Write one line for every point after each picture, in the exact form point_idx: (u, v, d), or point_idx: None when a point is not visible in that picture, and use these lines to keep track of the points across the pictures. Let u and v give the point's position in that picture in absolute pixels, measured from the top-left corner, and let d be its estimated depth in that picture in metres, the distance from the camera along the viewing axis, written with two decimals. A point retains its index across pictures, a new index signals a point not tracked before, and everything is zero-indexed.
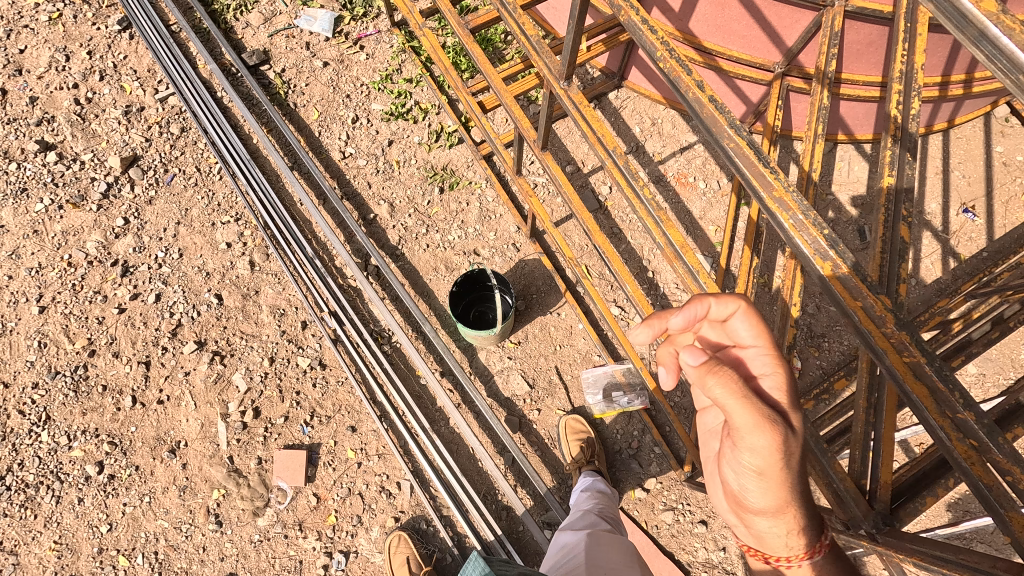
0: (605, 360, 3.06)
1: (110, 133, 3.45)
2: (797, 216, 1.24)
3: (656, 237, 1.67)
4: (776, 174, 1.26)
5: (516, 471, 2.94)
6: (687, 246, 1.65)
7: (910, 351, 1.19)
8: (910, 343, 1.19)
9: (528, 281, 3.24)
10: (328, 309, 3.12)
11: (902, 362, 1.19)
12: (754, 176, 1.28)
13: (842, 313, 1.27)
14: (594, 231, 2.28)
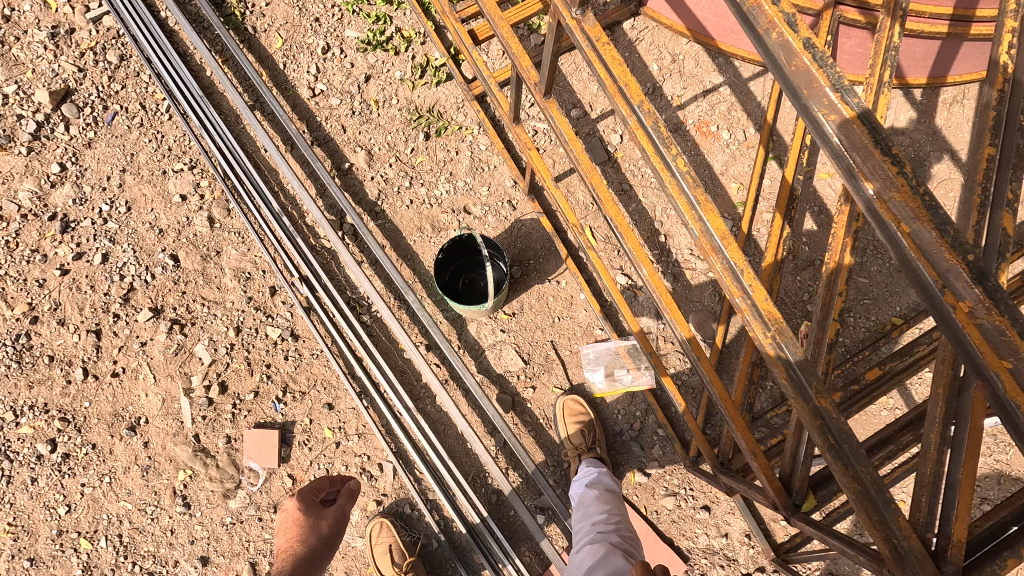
0: (608, 335, 2.76)
1: (35, 61, 2.93)
2: (928, 232, 0.95)
3: (690, 223, 1.29)
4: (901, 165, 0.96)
5: (508, 453, 2.72)
6: (731, 238, 1.26)
7: None
8: None
9: (524, 244, 2.88)
10: (298, 274, 2.77)
11: None
12: (868, 169, 1.00)
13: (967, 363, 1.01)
14: (605, 199, 1.82)
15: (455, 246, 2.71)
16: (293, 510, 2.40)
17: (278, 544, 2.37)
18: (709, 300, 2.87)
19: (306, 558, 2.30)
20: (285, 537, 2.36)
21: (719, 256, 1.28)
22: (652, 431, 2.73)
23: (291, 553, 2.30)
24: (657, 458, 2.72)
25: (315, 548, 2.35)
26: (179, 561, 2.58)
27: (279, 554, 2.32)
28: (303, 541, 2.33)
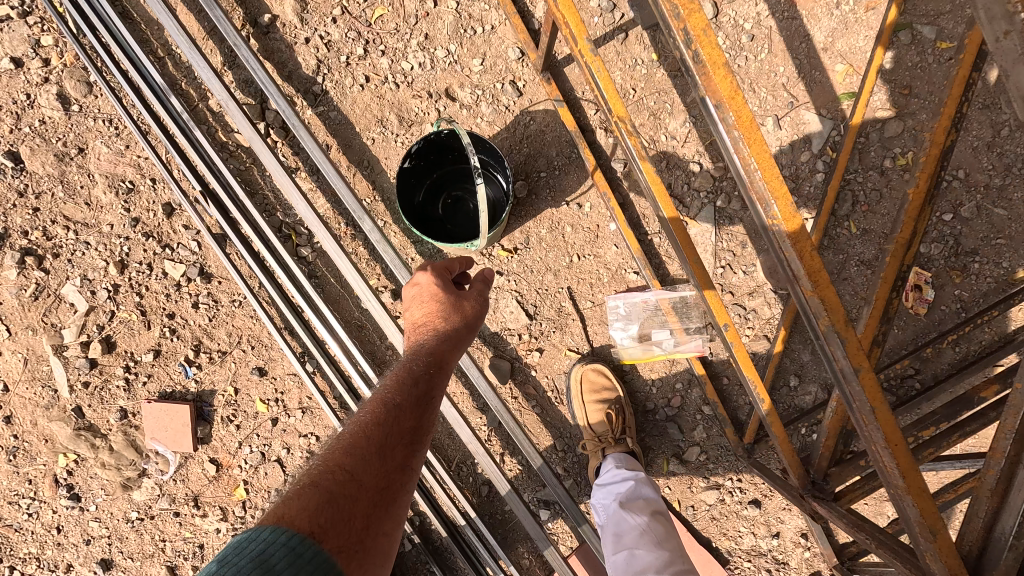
0: (647, 282, 1.98)
1: None
2: None
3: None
4: None
5: (503, 435, 2.04)
6: None
7: None
8: None
9: (534, 150, 2.00)
10: (200, 187, 1.90)
11: None
12: None
13: None
14: (715, 64, 0.91)
15: (430, 148, 1.82)
16: (432, 282, 1.47)
17: (409, 319, 1.50)
18: None
19: (442, 350, 1.39)
20: (427, 309, 1.46)
21: None
22: (696, 409, 2.05)
23: (430, 338, 1.41)
24: (699, 442, 2.07)
25: (456, 337, 1.43)
26: (74, 566, 1.98)
27: (417, 328, 1.48)
28: (442, 315, 1.44)
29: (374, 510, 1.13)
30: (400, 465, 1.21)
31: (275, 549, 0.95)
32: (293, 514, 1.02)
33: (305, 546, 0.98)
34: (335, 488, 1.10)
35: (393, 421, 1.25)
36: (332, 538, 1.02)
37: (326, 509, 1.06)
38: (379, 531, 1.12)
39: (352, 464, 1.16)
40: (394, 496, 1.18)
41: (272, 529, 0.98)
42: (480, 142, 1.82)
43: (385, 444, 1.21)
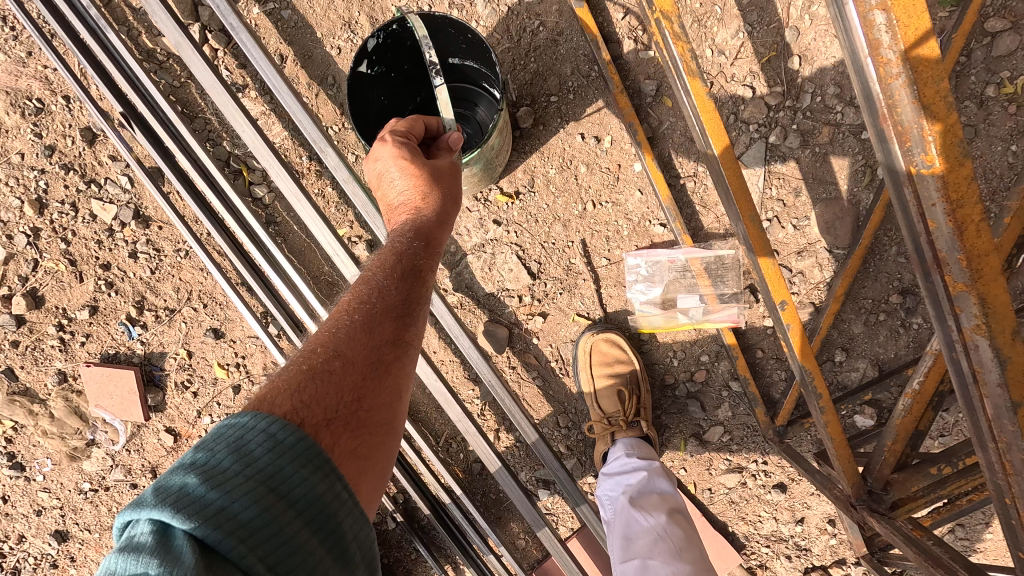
0: (675, 238, 1.62)
1: None
2: None
3: None
4: None
5: (498, 409, 1.78)
6: None
7: None
8: None
9: (543, 66, 1.58)
10: (122, 107, 1.51)
11: None
12: None
13: None
14: None
15: (396, 48, 1.39)
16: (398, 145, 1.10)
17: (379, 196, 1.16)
18: None
19: (430, 216, 1.09)
20: (406, 172, 1.09)
21: None
22: (722, 385, 1.77)
23: (412, 209, 1.09)
24: (722, 422, 1.81)
25: (446, 197, 1.11)
26: (27, 536, 1.81)
27: (391, 204, 1.14)
28: (423, 171, 1.09)
29: (367, 385, 0.89)
30: (393, 337, 0.96)
31: (254, 434, 0.72)
32: (267, 401, 0.80)
33: (286, 431, 0.74)
34: (314, 368, 0.86)
35: (376, 292, 0.98)
36: (321, 418, 0.80)
37: (309, 389, 0.83)
38: (379, 410, 0.89)
39: (332, 341, 0.91)
40: (391, 370, 0.93)
41: (247, 416, 0.75)
42: (459, 30, 1.33)
43: (369, 318, 0.95)
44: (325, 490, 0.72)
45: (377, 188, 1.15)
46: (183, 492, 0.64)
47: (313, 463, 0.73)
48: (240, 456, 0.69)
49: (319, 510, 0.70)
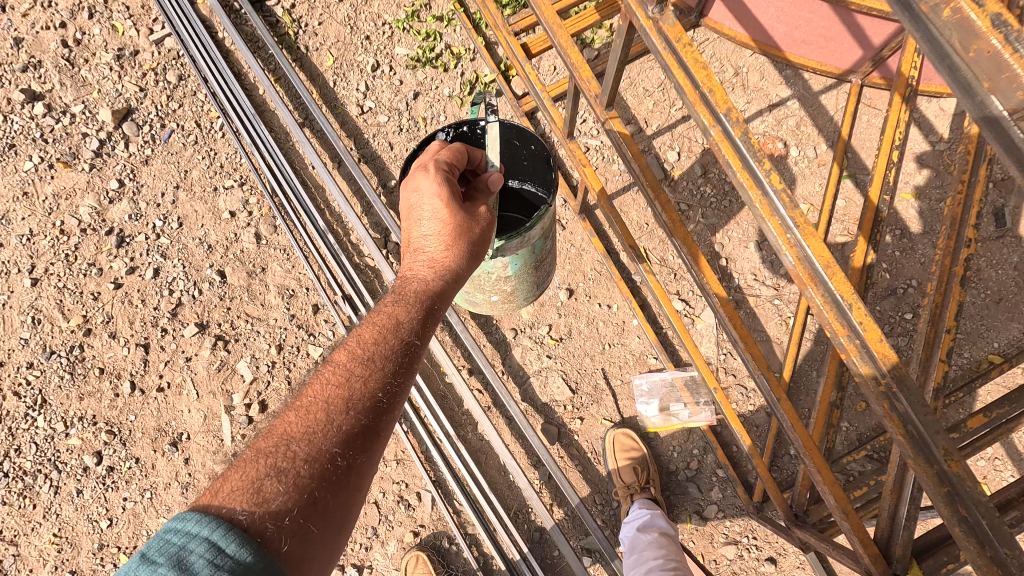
0: (663, 365, 2.57)
1: (101, 81, 3.01)
2: None
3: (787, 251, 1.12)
4: None
5: (552, 488, 2.54)
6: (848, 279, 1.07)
7: None
8: None
9: (575, 265, 2.74)
10: (341, 292, 2.70)
11: None
12: None
13: None
14: None
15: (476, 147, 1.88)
16: (440, 196, 1.33)
17: (411, 232, 1.41)
18: (775, 330, 2.63)
19: (439, 282, 1.34)
20: (435, 225, 1.35)
21: (819, 286, 1.09)
22: (711, 471, 2.50)
23: (428, 263, 1.36)
24: (716, 501, 2.48)
25: (459, 262, 1.35)
26: None
27: (417, 248, 1.39)
28: (445, 240, 1.34)
29: (332, 480, 1.06)
30: (368, 421, 1.15)
31: (195, 544, 0.86)
32: (228, 499, 0.97)
33: (229, 540, 0.89)
34: (282, 464, 1.04)
35: (360, 378, 1.19)
36: (272, 523, 0.96)
37: (268, 489, 1.00)
38: (337, 503, 1.06)
39: (307, 428, 1.10)
40: (359, 462, 1.11)
41: (193, 520, 0.90)
42: (525, 139, 1.80)
43: (349, 412, 1.14)
44: None
45: (411, 228, 1.41)
46: None
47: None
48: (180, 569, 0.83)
49: None
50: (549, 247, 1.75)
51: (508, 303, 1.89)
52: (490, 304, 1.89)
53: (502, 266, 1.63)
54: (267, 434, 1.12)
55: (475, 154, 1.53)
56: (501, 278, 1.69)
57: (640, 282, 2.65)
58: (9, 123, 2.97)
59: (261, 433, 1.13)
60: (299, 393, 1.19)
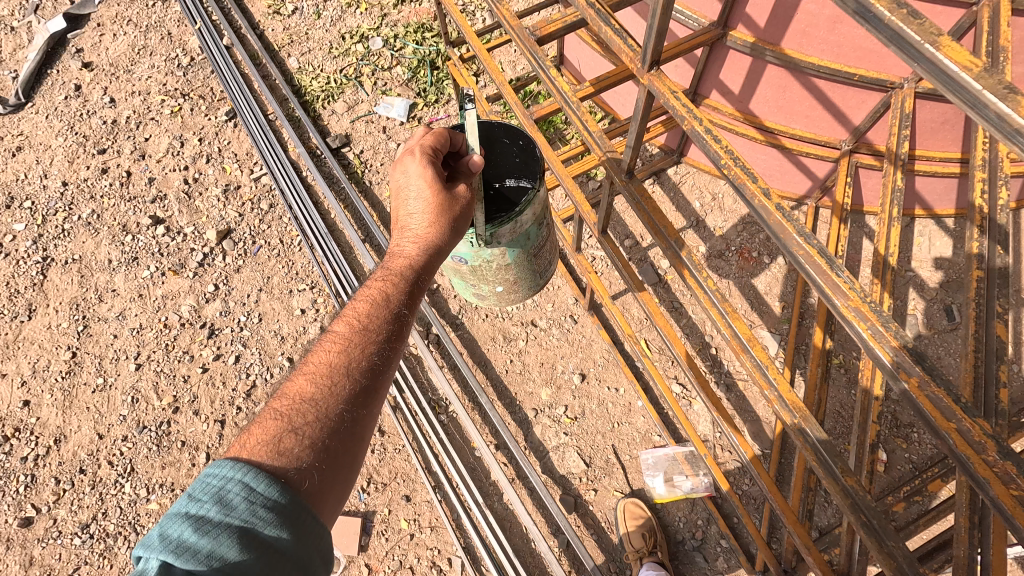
0: (666, 441, 2.96)
1: (209, 209, 3.84)
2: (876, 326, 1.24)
3: (723, 327, 1.81)
4: (852, 284, 1.27)
5: (570, 555, 2.81)
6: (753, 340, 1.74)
7: (1018, 484, 1.10)
8: (1018, 475, 1.11)
9: (586, 353, 3.22)
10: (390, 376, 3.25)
11: (1011, 495, 1.10)
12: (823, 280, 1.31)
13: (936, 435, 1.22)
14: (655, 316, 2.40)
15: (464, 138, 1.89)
16: (426, 178, 1.50)
17: (399, 211, 1.57)
18: (764, 411, 2.99)
19: (428, 255, 1.51)
20: (420, 204, 1.51)
21: (746, 354, 1.73)
22: (715, 541, 2.76)
23: (418, 239, 1.51)
24: (721, 570, 2.70)
25: (446, 235, 1.52)
26: None
27: (405, 226, 1.55)
28: (430, 218, 1.50)
29: (339, 431, 1.21)
30: (369, 377, 1.30)
31: (232, 485, 1.05)
32: (252, 450, 1.13)
33: (257, 482, 1.06)
34: (295, 419, 1.19)
35: (360, 340, 1.34)
36: (293, 467, 1.13)
37: (286, 441, 1.15)
38: (346, 450, 1.21)
39: (315, 384, 1.25)
40: (363, 416, 1.26)
41: (227, 467, 1.08)
42: (513, 137, 1.89)
43: (350, 373, 1.27)
44: (290, 530, 1.04)
45: (400, 208, 1.57)
46: (181, 540, 0.97)
47: (280, 510, 1.05)
48: (223, 506, 1.02)
49: (286, 545, 1.03)
50: (543, 237, 1.97)
51: (511, 292, 2.13)
52: (495, 294, 2.12)
53: (501, 255, 1.88)
54: (279, 396, 1.27)
55: (457, 137, 1.66)
56: (501, 266, 1.93)
57: (642, 368, 3.11)
58: (134, 240, 3.76)
59: (274, 396, 1.28)
60: (304, 360, 1.34)
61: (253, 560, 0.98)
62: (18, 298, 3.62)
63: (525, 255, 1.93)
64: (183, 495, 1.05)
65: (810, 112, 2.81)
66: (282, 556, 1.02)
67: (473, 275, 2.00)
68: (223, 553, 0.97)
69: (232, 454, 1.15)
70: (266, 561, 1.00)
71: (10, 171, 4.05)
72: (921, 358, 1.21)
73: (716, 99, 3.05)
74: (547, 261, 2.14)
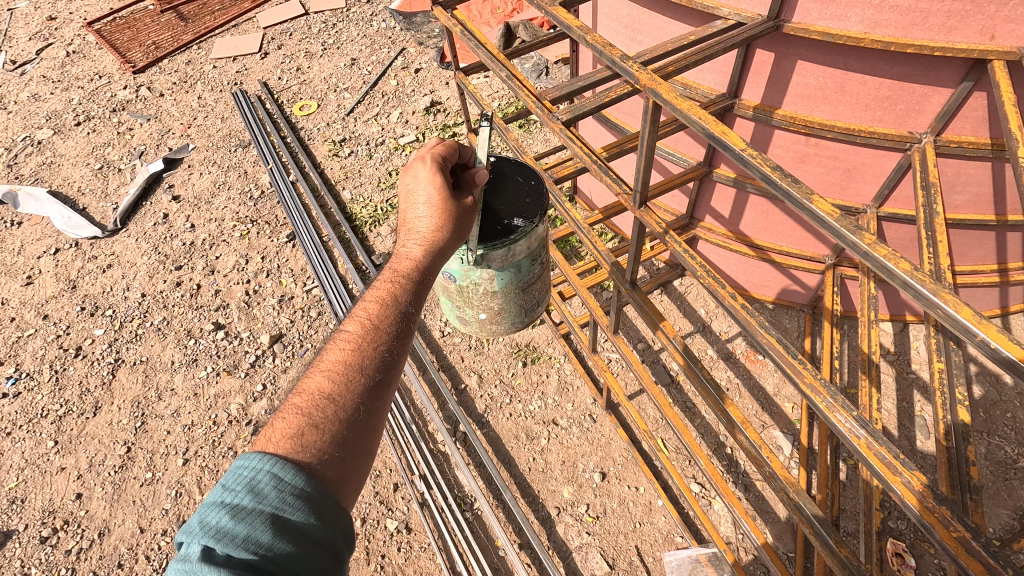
0: (688, 542, 3.00)
1: (265, 316, 4.33)
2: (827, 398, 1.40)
3: (721, 413, 2.13)
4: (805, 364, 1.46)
5: None
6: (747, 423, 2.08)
7: (955, 525, 1.22)
8: (954, 517, 1.23)
9: (606, 452, 3.38)
10: (418, 472, 3.39)
11: (952, 536, 1.22)
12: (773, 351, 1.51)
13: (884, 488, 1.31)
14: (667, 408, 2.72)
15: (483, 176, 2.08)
16: (436, 185, 1.57)
17: (407, 214, 1.62)
18: (784, 511, 3.04)
19: (434, 256, 1.57)
20: (429, 209, 1.57)
21: (742, 436, 2.05)
22: None
23: (424, 241, 1.56)
24: None
25: (450, 239, 1.59)
26: None
27: (411, 228, 1.60)
28: (438, 223, 1.57)
29: (354, 424, 1.25)
30: (380, 371, 1.34)
31: (262, 474, 1.12)
32: (276, 443, 1.18)
33: (285, 473, 1.12)
34: (315, 413, 1.23)
35: (370, 334, 1.37)
36: (315, 459, 1.18)
37: (309, 434, 1.20)
38: (362, 440, 1.26)
39: (330, 379, 1.29)
40: (376, 408, 1.31)
41: (256, 459, 1.14)
42: (526, 176, 2.03)
43: (365, 370, 1.32)
44: (316, 516, 1.11)
45: (407, 211, 1.62)
46: (220, 528, 1.04)
47: (309, 497, 1.12)
48: (254, 494, 1.09)
49: (316, 529, 1.10)
50: (535, 274, 2.12)
51: (496, 323, 2.25)
52: (479, 321, 2.25)
53: (489, 280, 2.03)
54: (296, 392, 1.31)
55: (465, 149, 1.75)
56: (488, 292, 2.08)
57: (660, 466, 3.24)
58: (196, 343, 4.21)
59: (290, 393, 1.33)
60: (317, 357, 1.39)
61: (288, 544, 1.05)
62: (87, 396, 4.00)
63: (513, 286, 2.07)
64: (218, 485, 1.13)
65: (793, 233, 3.24)
66: (312, 539, 1.09)
67: (459, 296, 2.15)
68: (259, 537, 1.04)
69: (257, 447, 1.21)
70: (299, 544, 1.07)
71: (99, 284, 4.68)
72: (865, 420, 1.35)
73: (711, 222, 3.53)
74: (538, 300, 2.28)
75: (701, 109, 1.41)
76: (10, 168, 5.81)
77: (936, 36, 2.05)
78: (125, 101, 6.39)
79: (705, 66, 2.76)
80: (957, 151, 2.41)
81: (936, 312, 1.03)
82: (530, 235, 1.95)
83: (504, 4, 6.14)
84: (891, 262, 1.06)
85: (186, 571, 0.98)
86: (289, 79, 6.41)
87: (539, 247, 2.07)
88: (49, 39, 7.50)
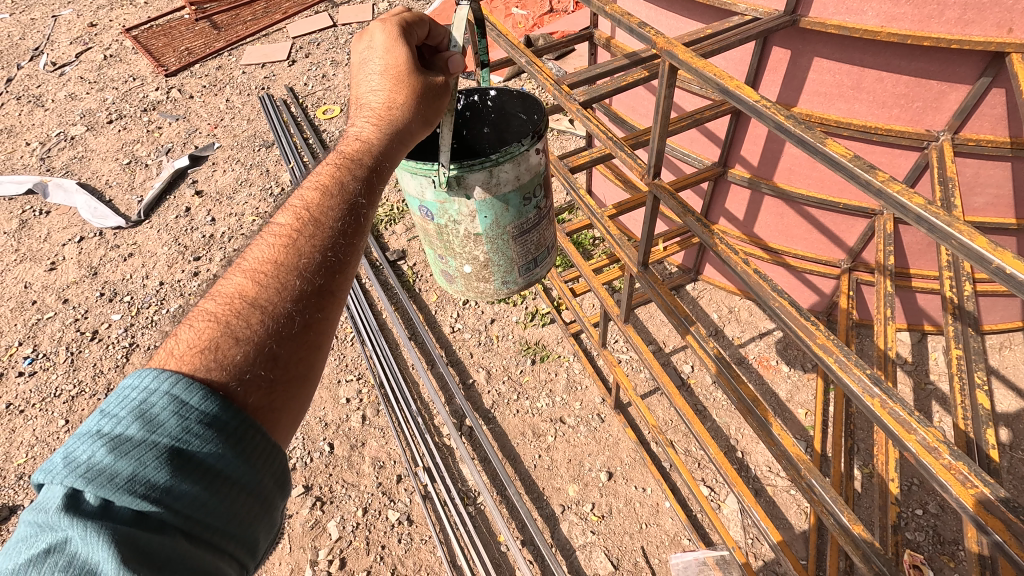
0: (695, 545, 2.92)
1: None
2: (842, 356, 1.42)
3: (733, 392, 2.12)
4: (818, 325, 1.49)
5: None
6: (758, 402, 2.05)
7: (972, 482, 1.21)
8: (970, 473, 1.22)
9: (613, 452, 3.32)
10: (422, 464, 3.35)
11: (969, 494, 1.21)
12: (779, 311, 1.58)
13: (900, 450, 1.31)
14: (675, 395, 2.66)
15: (487, 119, 2.41)
16: (394, 54, 1.52)
17: (361, 88, 1.55)
18: (796, 517, 2.95)
19: (390, 141, 1.50)
20: (384, 82, 1.51)
21: (752, 415, 2.03)
22: None
23: (378, 120, 1.50)
24: None
25: (410, 119, 1.52)
26: None
27: (364, 104, 1.54)
28: (392, 98, 1.51)
29: (287, 339, 1.20)
30: (322, 281, 1.28)
31: (157, 399, 1.02)
32: (182, 358, 1.09)
33: (187, 394, 1.04)
34: (235, 322, 1.16)
35: (308, 236, 1.30)
36: (233, 378, 1.10)
37: (225, 347, 1.12)
38: (297, 358, 1.21)
39: (257, 286, 1.21)
40: (315, 320, 1.25)
41: (152, 377, 1.05)
42: (527, 107, 2.21)
43: (299, 270, 1.26)
44: (231, 448, 1.04)
45: (361, 83, 1.56)
46: (94, 465, 0.93)
47: (220, 425, 1.04)
48: (145, 423, 0.99)
49: (231, 463, 1.03)
50: (527, 219, 2.08)
51: (480, 277, 2.25)
52: (463, 274, 2.26)
53: (468, 218, 2.01)
54: (213, 296, 1.23)
55: (436, 28, 1.73)
56: (467, 234, 2.07)
57: (670, 467, 3.18)
58: None
59: (207, 296, 1.26)
60: (245, 255, 1.32)
61: (189, 484, 0.97)
62: (100, 378, 4.05)
63: (495, 229, 2.05)
64: (97, 412, 1.02)
65: (809, 236, 3.23)
66: (222, 478, 1.01)
67: (440, 239, 2.16)
68: (149, 477, 0.95)
69: (158, 361, 1.12)
70: (203, 482, 0.99)
71: (120, 272, 4.79)
72: (879, 379, 1.36)
73: (726, 224, 3.54)
74: (529, 258, 2.24)
75: (716, 66, 1.48)
76: (43, 161, 6.01)
77: (953, 29, 2.08)
78: (156, 102, 6.63)
79: (722, 62, 2.83)
80: (975, 150, 2.41)
81: (949, 243, 1.04)
82: (517, 160, 1.90)
83: (525, 19, 6.32)
84: (904, 197, 1.08)
85: (45, 525, 0.89)
86: (314, 85, 6.61)
87: (535, 180, 2.01)
88: (88, 44, 7.85)
